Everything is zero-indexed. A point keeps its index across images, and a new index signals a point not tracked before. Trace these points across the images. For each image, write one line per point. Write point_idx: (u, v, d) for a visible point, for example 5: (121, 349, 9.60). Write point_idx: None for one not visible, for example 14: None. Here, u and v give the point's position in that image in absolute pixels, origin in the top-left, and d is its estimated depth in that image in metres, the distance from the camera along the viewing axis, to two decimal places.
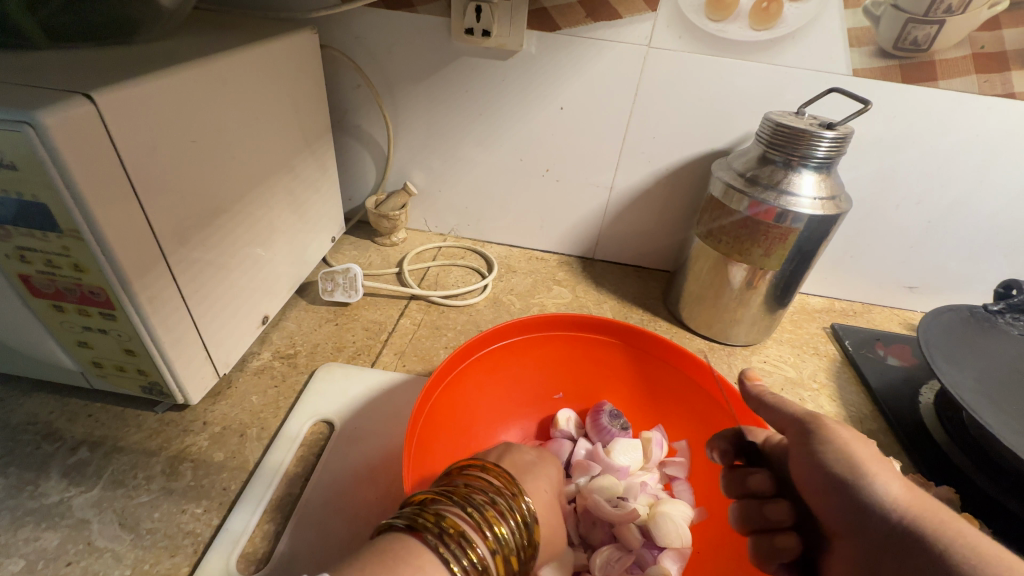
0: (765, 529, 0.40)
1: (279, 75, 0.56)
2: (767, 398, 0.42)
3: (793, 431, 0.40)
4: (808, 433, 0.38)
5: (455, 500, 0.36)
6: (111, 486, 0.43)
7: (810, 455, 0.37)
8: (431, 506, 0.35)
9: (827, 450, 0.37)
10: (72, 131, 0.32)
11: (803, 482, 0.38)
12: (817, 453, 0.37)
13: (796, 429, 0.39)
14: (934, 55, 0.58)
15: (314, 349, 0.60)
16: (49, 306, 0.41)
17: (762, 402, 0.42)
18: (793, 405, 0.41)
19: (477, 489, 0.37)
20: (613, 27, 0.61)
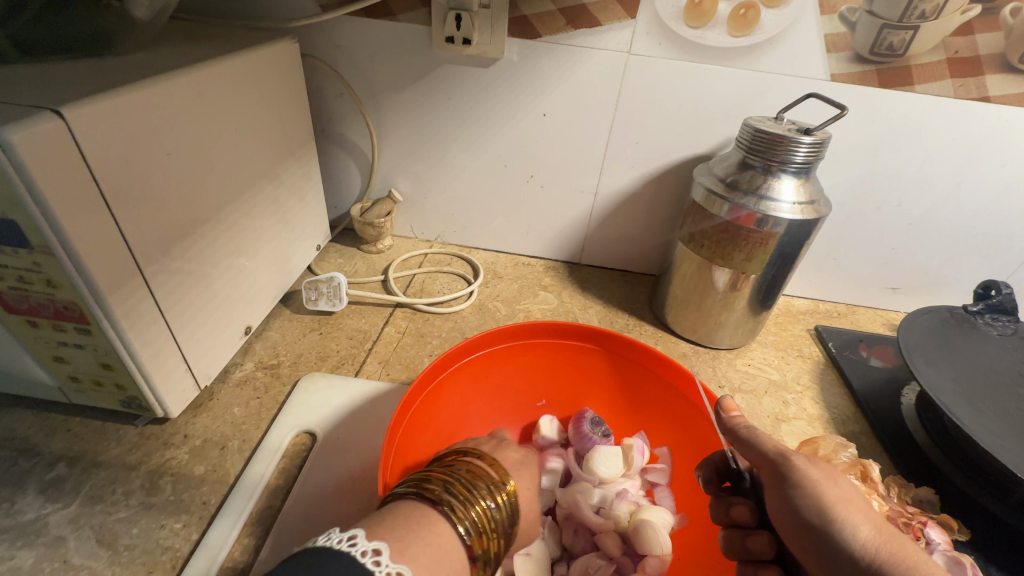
0: (747, 559, 0.39)
1: (259, 85, 0.56)
2: (742, 431, 0.41)
3: (766, 467, 0.39)
4: (778, 470, 0.38)
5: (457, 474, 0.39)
6: (89, 502, 0.43)
7: (783, 493, 0.37)
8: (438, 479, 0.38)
9: (798, 490, 0.36)
10: (39, 146, 0.32)
11: (780, 520, 0.37)
12: (790, 495, 0.36)
13: (768, 465, 0.39)
14: (909, 60, 0.59)
15: (298, 359, 0.60)
16: (23, 322, 0.41)
17: (737, 434, 0.42)
18: (766, 440, 0.40)
19: (473, 466, 0.41)
20: (593, 34, 0.61)
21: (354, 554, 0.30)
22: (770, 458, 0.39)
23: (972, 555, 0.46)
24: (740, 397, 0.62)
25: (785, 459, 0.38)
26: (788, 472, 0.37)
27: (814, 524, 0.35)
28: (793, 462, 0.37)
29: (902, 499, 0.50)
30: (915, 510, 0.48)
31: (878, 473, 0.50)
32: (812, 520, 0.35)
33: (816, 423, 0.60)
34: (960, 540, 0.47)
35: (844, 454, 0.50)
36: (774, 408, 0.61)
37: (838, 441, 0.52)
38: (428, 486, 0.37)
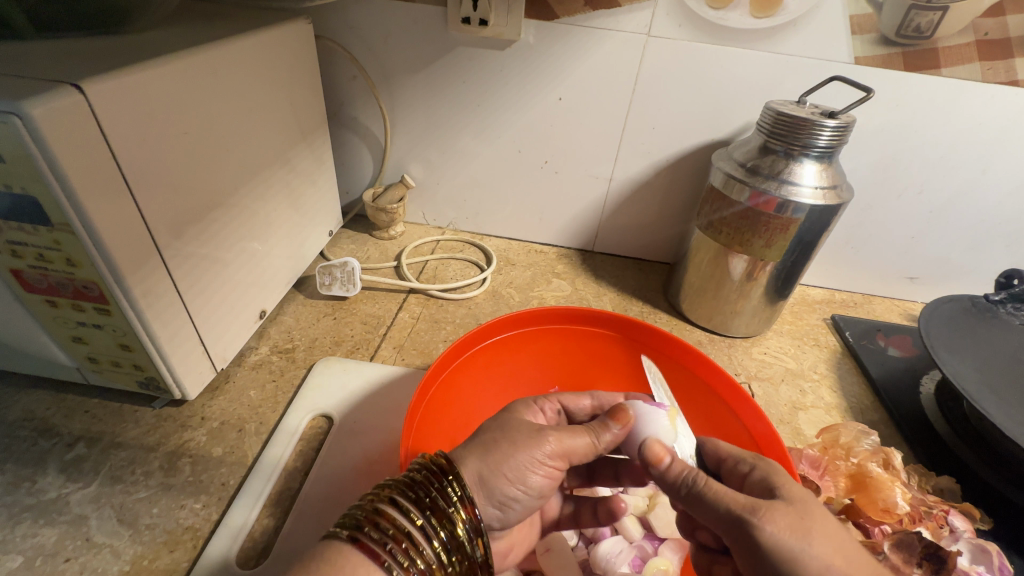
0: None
1: (273, 65, 0.55)
2: (687, 491, 0.34)
3: (728, 534, 0.31)
4: (742, 539, 0.30)
5: (394, 490, 0.32)
6: (109, 482, 0.43)
7: (755, 570, 0.29)
8: (372, 502, 0.31)
9: (772, 570, 0.28)
10: (60, 121, 0.32)
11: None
12: (762, 572, 0.29)
13: (731, 535, 0.31)
14: (936, 43, 0.58)
15: (312, 343, 0.60)
16: (42, 301, 0.41)
17: (683, 491, 0.34)
18: (721, 497, 0.32)
19: (417, 469, 0.33)
20: (611, 16, 0.60)
21: None
22: (731, 522, 0.31)
23: (995, 543, 0.45)
24: (757, 385, 0.62)
25: (747, 527, 0.30)
26: (754, 546, 0.29)
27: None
28: (758, 533, 0.29)
29: (922, 488, 0.49)
30: (936, 498, 0.48)
31: (900, 461, 0.50)
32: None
33: (834, 411, 0.59)
34: (981, 529, 0.47)
35: (866, 442, 0.50)
36: (791, 396, 0.61)
37: (860, 429, 0.52)
38: (360, 517, 0.30)
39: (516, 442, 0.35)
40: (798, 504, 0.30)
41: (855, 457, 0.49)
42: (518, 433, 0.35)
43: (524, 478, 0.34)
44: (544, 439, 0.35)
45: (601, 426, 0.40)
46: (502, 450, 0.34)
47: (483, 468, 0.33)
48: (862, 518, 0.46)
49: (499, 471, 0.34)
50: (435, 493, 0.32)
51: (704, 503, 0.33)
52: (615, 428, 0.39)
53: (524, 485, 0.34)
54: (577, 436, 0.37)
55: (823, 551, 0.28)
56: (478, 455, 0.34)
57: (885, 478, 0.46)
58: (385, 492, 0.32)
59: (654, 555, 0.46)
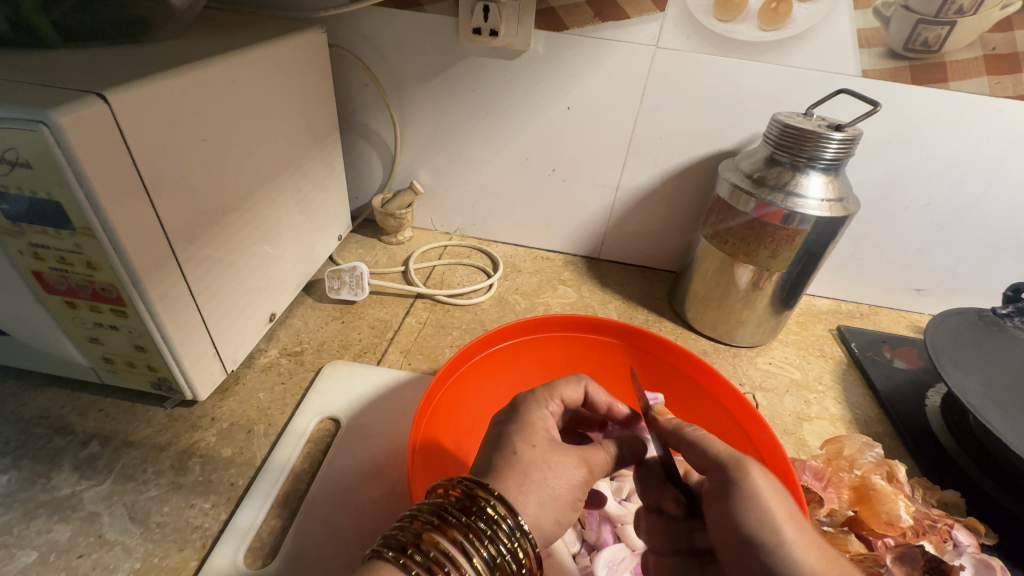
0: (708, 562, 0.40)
1: (288, 73, 0.57)
2: (688, 436, 0.40)
3: (713, 474, 0.37)
4: (716, 474, 0.37)
5: (452, 525, 0.32)
6: (121, 480, 0.44)
7: (726, 504, 0.35)
8: (415, 525, 0.32)
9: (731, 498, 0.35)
10: (85, 130, 0.33)
11: (723, 532, 0.36)
12: (734, 504, 0.35)
13: (715, 473, 0.37)
14: (944, 56, 0.58)
15: (320, 346, 0.61)
16: (61, 302, 0.42)
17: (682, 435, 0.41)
18: (716, 445, 0.38)
19: (474, 500, 0.33)
20: (620, 27, 0.61)
21: None
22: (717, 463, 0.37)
23: (999, 558, 0.45)
24: (761, 395, 0.62)
25: (729, 468, 0.36)
26: (731, 483, 0.35)
27: (755, 541, 0.33)
28: (730, 471, 0.36)
29: (927, 501, 0.49)
30: (941, 512, 0.48)
31: (904, 473, 0.50)
32: (751, 537, 0.33)
33: (838, 423, 0.59)
34: (986, 544, 0.46)
35: (870, 455, 0.50)
36: (795, 407, 0.61)
37: (863, 441, 0.51)
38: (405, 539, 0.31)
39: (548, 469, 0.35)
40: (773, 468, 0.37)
41: (859, 469, 0.49)
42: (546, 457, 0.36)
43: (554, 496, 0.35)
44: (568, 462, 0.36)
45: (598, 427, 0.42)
46: (536, 478, 0.34)
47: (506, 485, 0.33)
48: (864, 530, 0.46)
49: (518, 484, 0.34)
50: (478, 517, 0.32)
51: (698, 447, 0.39)
52: (624, 440, 0.42)
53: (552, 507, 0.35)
54: (583, 438, 0.39)
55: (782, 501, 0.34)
56: (515, 485, 0.34)
57: (888, 491, 0.46)
58: (427, 517, 0.32)
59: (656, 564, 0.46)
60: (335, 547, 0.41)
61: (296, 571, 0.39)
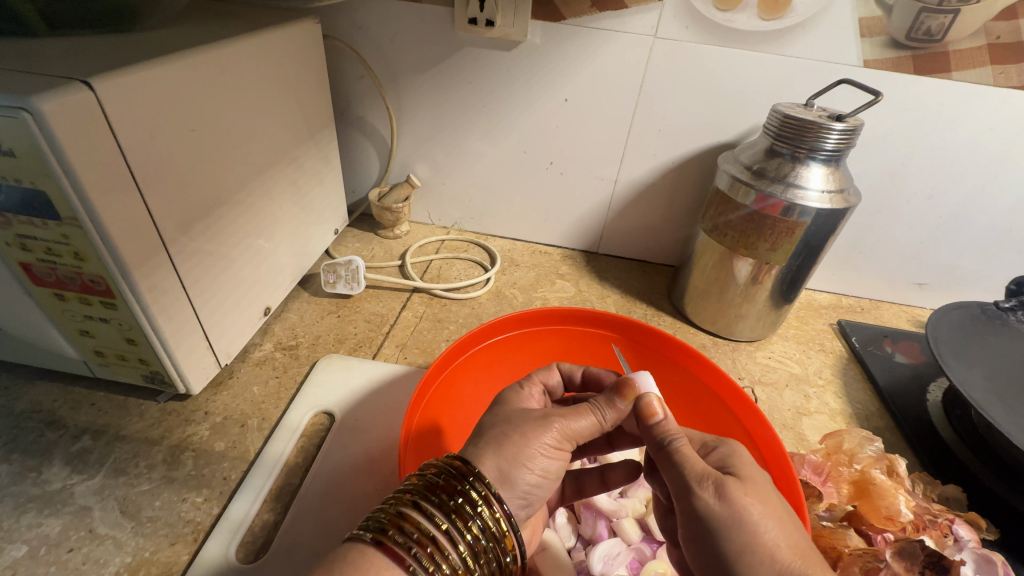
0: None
1: (281, 64, 0.56)
2: (658, 447, 0.35)
3: (679, 499, 0.33)
4: (686, 503, 0.32)
5: (416, 494, 0.32)
6: (113, 474, 0.44)
7: (697, 537, 0.31)
8: (395, 505, 0.31)
9: (704, 532, 0.31)
10: (69, 117, 0.32)
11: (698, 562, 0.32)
12: (706, 537, 0.31)
13: (681, 500, 0.33)
14: (947, 46, 0.57)
15: (316, 340, 0.60)
16: (51, 295, 0.41)
17: (658, 446, 0.36)
18: (683, 460, 0.34)
19: (439, 470, 0.33)
20: (618, 17, 0.60)
21: None
22: (685, 487, 0.32)
23: (1001, 554, 0.45)
24: (760, 389, 0.61)
25: (695, 492, 0.32)
26: (697, 509, 0.31)
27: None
28: (700, 500, 0.31)
29: (928, 496, 0.49)
30: (941, 507, 0.47)
31: (904, 468, 0.49)
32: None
33: (838, 417, 0.58)
34: (988, 539, 0.46)
35: (870, 449, 0.49)
36: (794, 401, 0.60)
37: (864, 435, 0.51)
38: (382, 519, 0.30)
39: (524, 433, 0.34)
40: (749, 483, 0.32)
41: (858, 464, 0.49)
42: (526, 422, 0.35)
43: (538, 464, 0.34)
44: (548, 426, 0.35)
45: (606, 403, 0.38)
46: (513, 442, 0.34)
47: (501, 462, 0.33)
48: (864, 525, 0.45)
49: (516, 462, 0.33)
50: (458, 496, 0.31)
51: (667, 463, 0.34)
52: (621, 404, 0.38)
53: (540, 471, 0.34)
54: (581, 417, 0.37)
55: (756, 527, 0.29)
56: (494, 451, 0.34)
57: (888, 485, 0.46)
58: (407, 496, 0.32)
59: (652, 558, 0.46)
60: (328, 541, 0.41)
61: (289, 566, 0.39)
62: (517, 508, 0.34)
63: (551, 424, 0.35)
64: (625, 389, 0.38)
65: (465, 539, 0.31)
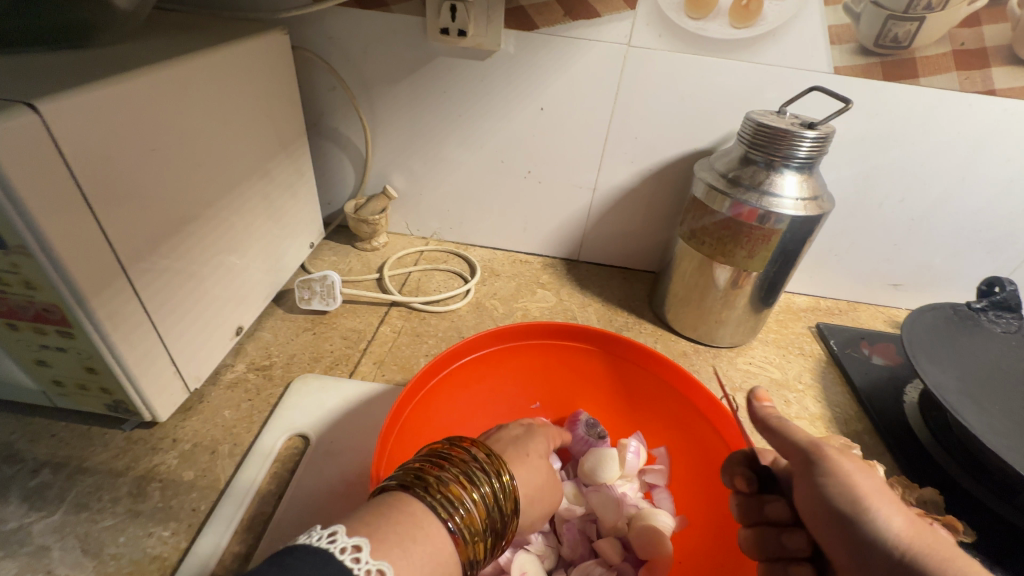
0: (781, 557, 0.38)
1: (249, 77, 0.55)
2: (772, 422, 0.40)
3: (799, 461, 0.37)
4: (808, 463, 0.37)
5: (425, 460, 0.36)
6: (74, 510, 0.42)
7: (823, 491, 0.35)
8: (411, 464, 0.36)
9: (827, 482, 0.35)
10: (12, 141, 0.31)
11: (810, 509, 0.37)
12: (824, 485, 0.35)
13: (803, 460, 0.37)
14: (914, 52, 0.58)
15: (290, 360, 0.58)
16: (2, 325, 0.39)
17: (766, 425, 0.40)
18: (798, 430, 0.38)
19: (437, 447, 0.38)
20: (591, 26, 0.60)
21: (331, 553, 0.27)
22: (807, 450, 0.37)
23: (979, 558, 0.45)
24: (741, 396, 0.61)
25: (820, 451, 0.36)
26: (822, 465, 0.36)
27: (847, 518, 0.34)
28: (824, 455, 0.36)
29: (906, 500, 0.49)
30: (921, 511, 0.47)
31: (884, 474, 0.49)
32: (842, 513, 0.34)
33: (818, 422, 0.59)
34: (966, 542, 0.46)
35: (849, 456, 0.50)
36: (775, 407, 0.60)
37: (843, 442, 0.51)
38: (404, 472, 0.34)
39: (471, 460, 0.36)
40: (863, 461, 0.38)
41: None
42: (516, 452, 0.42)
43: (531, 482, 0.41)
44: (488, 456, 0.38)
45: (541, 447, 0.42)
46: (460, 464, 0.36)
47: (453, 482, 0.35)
48: None
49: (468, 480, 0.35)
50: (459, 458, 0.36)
51: (782, 434, 0.39)
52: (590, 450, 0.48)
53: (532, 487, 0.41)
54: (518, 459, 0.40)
55: (872, 481, 0.35)
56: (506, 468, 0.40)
57: None
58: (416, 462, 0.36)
59: None
60: None
61: None
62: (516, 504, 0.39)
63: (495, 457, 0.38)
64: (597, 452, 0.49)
65: (478, 487, 0.34)
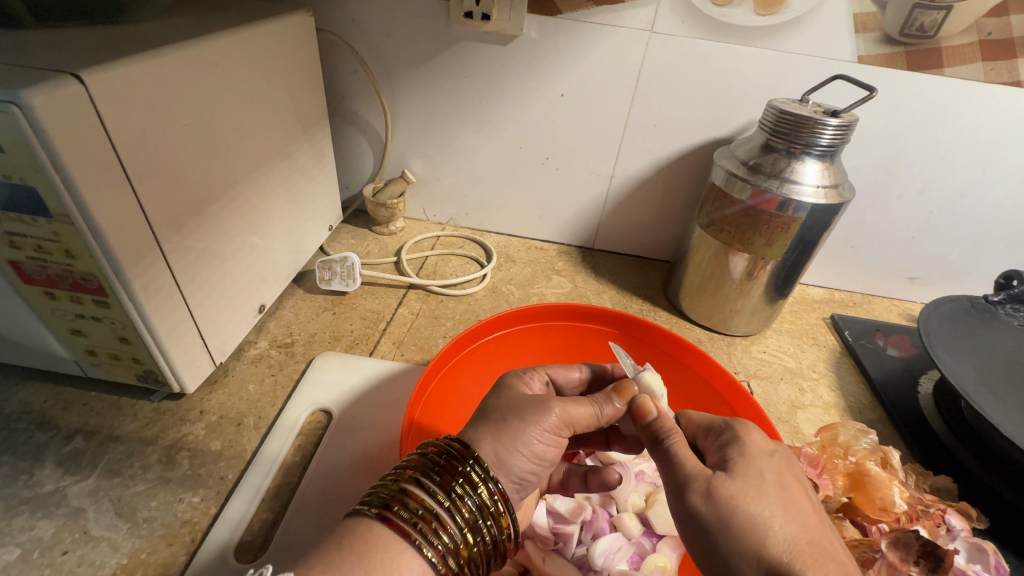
0: None
1: (273, 58, 0.55)
2: (654, 446, 0.35)
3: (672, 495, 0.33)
4: (679, 504, 0.31)
5: (417, 471, 0.33)
6: (107, 475, 0.43)
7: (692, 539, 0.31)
8: (396, 482, 0.32)
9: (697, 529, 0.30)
10: (58, 111, 0.31)
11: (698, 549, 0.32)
12: (693, 532, 0.31)
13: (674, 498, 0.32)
14: (940, 42, 0.57)
15: (312, 338, 0.60)
16: (41, 294, 0.40)
17: (651, 443, 0.35)
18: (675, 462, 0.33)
19: (439, 449, 0.34)
20: (614, 11, 0.60)
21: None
22: (674, 485, 0.32)
23: (991, 542, 0.46)
24: (756, 383, 0.62)
25: (683, 493, 0.31)
26: (687, 510, 0.31)
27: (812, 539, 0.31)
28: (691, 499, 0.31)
29: (920, 486, 0.50)
30: (934, 497, 0.48)
31: (898, 460, 0.50)
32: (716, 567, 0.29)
33: (832, 410, 0.59)
34: (979, 528, 0.47)
35: (864, 441, 0.50)
36: (789, 395, 0.61)
37: (858, 427, 0.51)
38: (389, 497, 0.31)
39: (523, 418, 0.35)
40: (740, 478, 0.31)
41: (853, 456, 0.49)
42: (525, 407, 0.36)
43: (534, 451, 0.35)
44: (546, 410, 0.35)
45: (605, 399, 0.39)
46: (511, 426, 0.35)
47: (498, 447, 0.34)
48: (859, 516, 0.47)
49: (512, 447, 0.34)
50: (459, 476, 0.32)
51: (666, 458, 0.33)
52: (619, 403, 0.39)
53: (533, 456, 0.35)
54: (581, 405, 0.37)
55: (745, 519, 0.29)
56: (491, 435, 0.35)
57: (883, 476, 0.47)
58: (407, 474, 0.33)
59: (652, 552, 0.46)
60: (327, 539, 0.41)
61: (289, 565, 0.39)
62: (512, 492, 0.35)
63: (549, 411, 0.35)
64: (626, 389, 0.39)
65: (471, 521, 0.32)
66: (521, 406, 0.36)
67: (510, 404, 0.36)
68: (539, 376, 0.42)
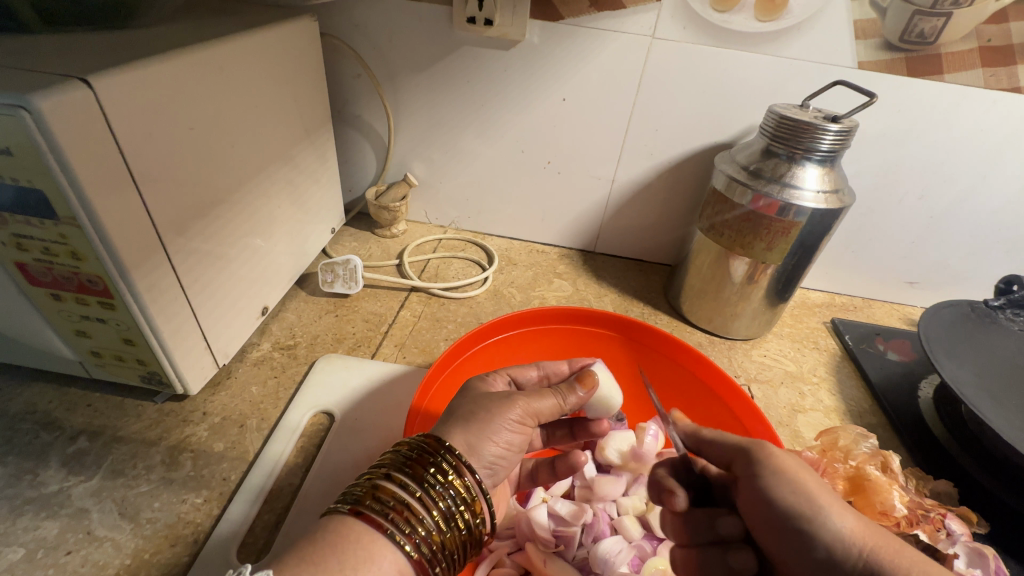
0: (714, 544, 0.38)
1: (277, 62, 0.55)
2: (710, 426, 0.40)
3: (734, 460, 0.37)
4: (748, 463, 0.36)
5: (389, 466, 0.33)
6: (111, 476, 0.43)
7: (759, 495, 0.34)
8: (371, 478, 0.33)
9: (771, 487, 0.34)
10: (67, 115, 0.32)
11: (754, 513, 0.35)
12: (767, 485, 0.34)
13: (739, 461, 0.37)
14: (940, 48, 0.58)
15: (314, 340, 0.60)
16: (47, 295, 0.41)
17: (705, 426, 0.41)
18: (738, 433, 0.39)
19: (412, 445, 0.35)
20: (616, 17, 0.60)
21: None
22: (740, 452, 0.37)
23: (992, 547, 0.46)
24: (757, 387, 0.62)
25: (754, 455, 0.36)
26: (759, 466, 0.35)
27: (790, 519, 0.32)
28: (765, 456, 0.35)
29: (920, 491, 0.50)
30: (934, 501, 0.48)
31: (899, 464, 0.50)
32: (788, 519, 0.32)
33: (833, 414, 0.59)
34: (979, 533, 0.47)
35: (864, 445, 0.50)
36: (789, 399, 0.61)
37: (858, 432, 0.52)
38: (361, 492, 0.31)
39: (489, 410, 0.36)
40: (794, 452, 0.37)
41: (853, 460, 0.49)
42: (491, 400, 0.37)
43: (504, 441, 0.36)
44: (511, 404, 0.36)
45: (568, 388, 0.41)
46: (480, 418, 0.35)
47: (469, 437, 0.35)
48: None
49: (482, 436, 0.35)
50: (430, 467, 0.33)
51: (725, 435, 0.39)
52: (580, 390, 0.41)
53: (504, 444, 0.36)
54: (544, 397, 0.38)
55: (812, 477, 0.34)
56: (461, 428, 0.35)
57: (883, 481, 0.47)
58: (381, 470, 0.33)
59: (652, 555, 0.47)
60: None
61: None
62: (485, 478, 0.36)
63: (513, 403, 0.36)
64: (586, 377, 0.42)
65: (443, 510, 0.32)
66: (487, 401, 0.37)
67: (477, 401, 0.37)
68: (500, 377, 0.41)
